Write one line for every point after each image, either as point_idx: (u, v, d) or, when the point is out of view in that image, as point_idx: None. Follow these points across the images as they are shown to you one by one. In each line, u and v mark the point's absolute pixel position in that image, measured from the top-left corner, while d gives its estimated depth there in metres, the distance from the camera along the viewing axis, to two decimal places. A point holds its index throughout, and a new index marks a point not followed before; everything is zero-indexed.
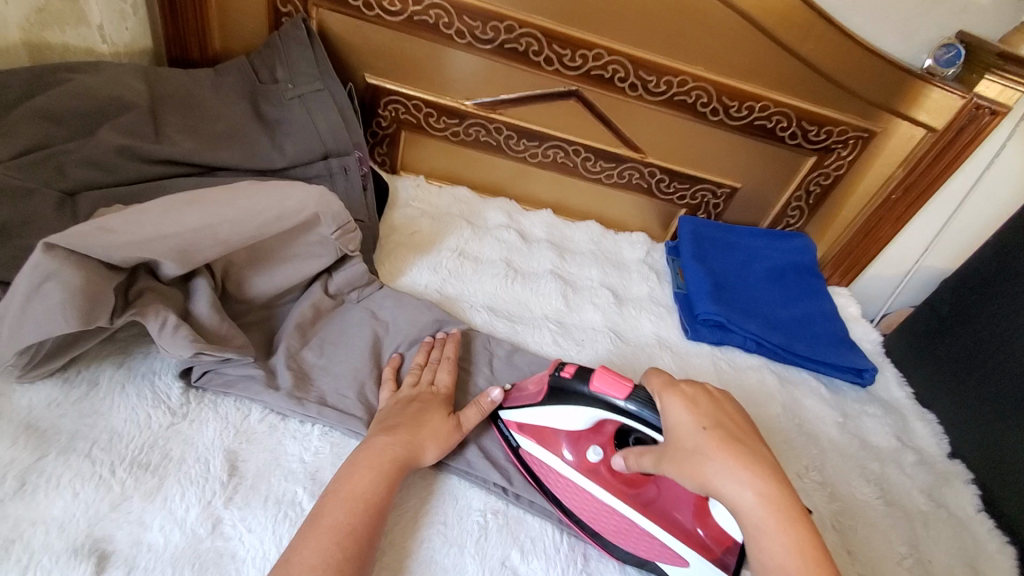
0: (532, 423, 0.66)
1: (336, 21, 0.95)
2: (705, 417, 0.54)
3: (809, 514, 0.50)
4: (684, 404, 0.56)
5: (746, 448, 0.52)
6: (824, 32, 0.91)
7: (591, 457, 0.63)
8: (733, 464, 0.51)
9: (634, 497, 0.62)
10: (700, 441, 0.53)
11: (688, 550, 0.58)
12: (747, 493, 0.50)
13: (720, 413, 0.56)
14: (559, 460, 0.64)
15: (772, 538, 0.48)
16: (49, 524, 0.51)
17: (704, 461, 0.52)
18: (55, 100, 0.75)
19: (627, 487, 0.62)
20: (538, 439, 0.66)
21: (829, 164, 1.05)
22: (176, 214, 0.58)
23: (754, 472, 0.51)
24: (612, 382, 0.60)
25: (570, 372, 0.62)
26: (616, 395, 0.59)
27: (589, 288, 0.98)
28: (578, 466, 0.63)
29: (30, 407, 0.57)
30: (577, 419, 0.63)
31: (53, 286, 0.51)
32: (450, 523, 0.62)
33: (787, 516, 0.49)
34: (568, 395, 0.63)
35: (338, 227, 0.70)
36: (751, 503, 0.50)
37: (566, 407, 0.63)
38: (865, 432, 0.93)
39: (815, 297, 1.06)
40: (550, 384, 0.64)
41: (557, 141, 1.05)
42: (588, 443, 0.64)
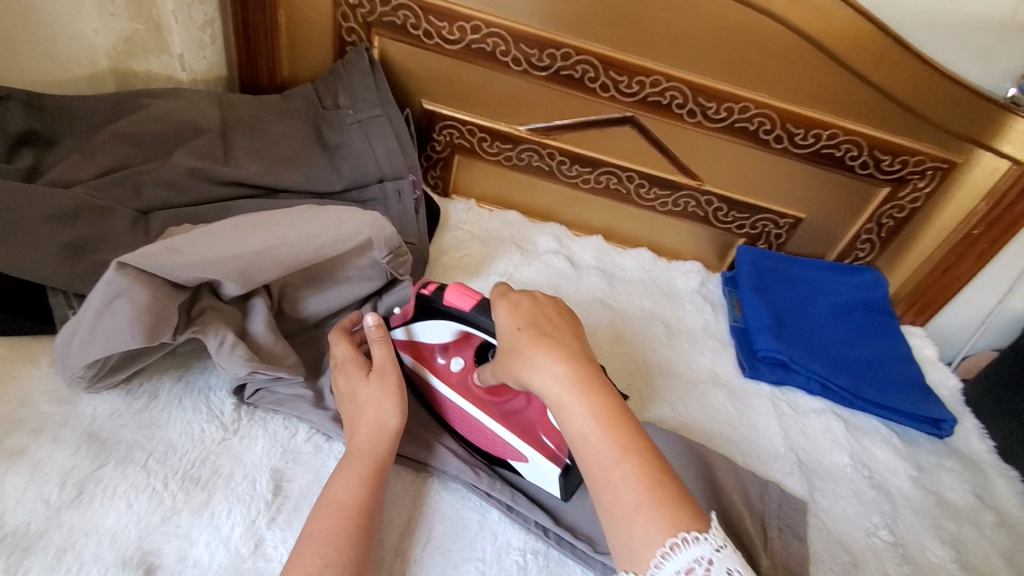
0: (412, 340, 0.70)
1: (397, 49, 0.98)
2: (521, 320, 0.56)
3: (606, 379, 0.51)
4: (503, 314, 0.57)
5: (550, 337, 0.53)
6: (899, 59, 0.87)
7: (456, 367, 0.67)
8: (538, 351, 0.52)
9: (494, 406, 0.66)
10: (515, 340, 0.55)
11: (530, 449, 0.64)
12: (548, 376, 0.51)
13: (539, 315, 0.57)
14: (434, 372, 0.68)
15: (569, 410, 0.49)
16: (103, 534, 0.52)
17: (515, 359, 0.54)
18: (139, 125, 0.81)
19: (489, 397, 0.66)
20: (414, 353, 0.70)
21: (904, 196, 0.99)
22: (240, 235, 0.59)
23: (558, 354, 0.51)
24: (462, 295, 0.63)
25: (432, 289, 0.65)
26: (464, 306, 0.63)
27: (639, 318, 0.95)
28: (443, 376, 0.68)
29: (95, 415, 0.60)
30: (438, 331, 0.66)
31: (124, 303, 0.53)
32: (488, 560, 0.60)
33: (585, 386, 0.50)
34: (431, 311, 0.66)
35: (390, 251, 0.69)
36: (550, 383, 0.50)
37: (429, 322, 0.66)
38: (941, 489, 0.85)
39: (887, 337, 0.99)
40: (415, 304, 0.67)
41: (610, 167, 1.04)
42: (454, 353, 0.68)
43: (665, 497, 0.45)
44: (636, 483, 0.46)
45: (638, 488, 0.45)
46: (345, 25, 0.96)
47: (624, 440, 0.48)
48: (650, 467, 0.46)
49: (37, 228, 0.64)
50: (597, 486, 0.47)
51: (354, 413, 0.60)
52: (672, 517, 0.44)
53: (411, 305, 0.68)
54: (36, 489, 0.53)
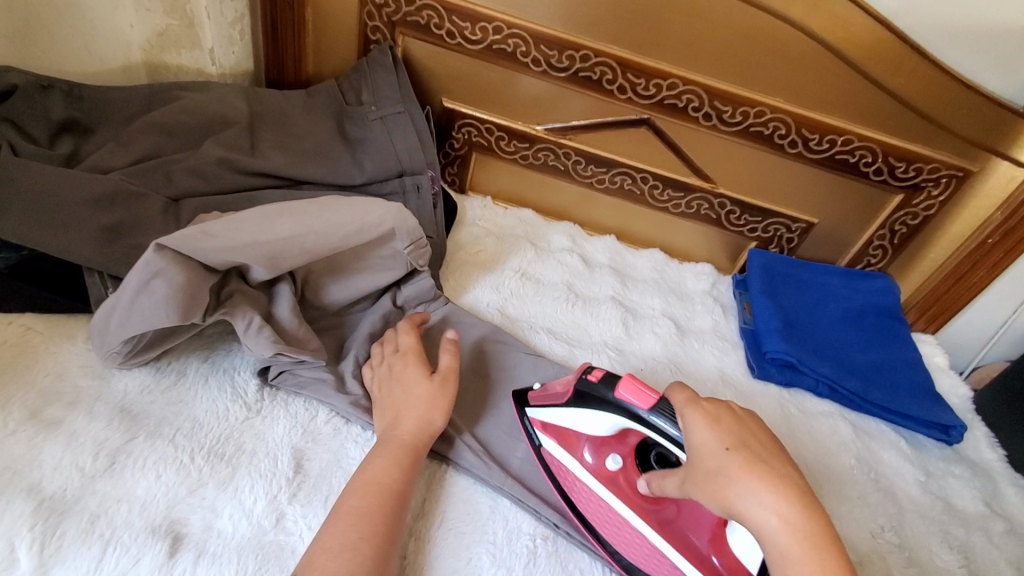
0: (556, 425, 0.67)
1: (420, 48, 1.00)
2: (729, 438, 0.53)
3: (841, 544, 0.49)
4: (705, 422, 0.54)
5: (767, 466, 0.51)
6: (915, 67, 0.88)
7: (613, 465, 0.64)
8: (760, 487, 0.50)
9: (652, 512, 0.62)
10: (724, 461, 0.51)
11: (701, 574, 0.58)
12: (773, 517, 0.49)
13: (746, 435, 0.54)
14: (581, 465, 0.65)
15: (791, 565, 0.48)
16: (134, 502, 0.55)
17: (727, 482, 0.50)
18: (172, 116, 0.84)
19: (646, 502, 0.62)
20: (560, 440, 0.66)
21: (918, 203, 0.99)
22: (269, 223, 0.62)
23: (780, 492, 0.50)
24: (638, 393, 0.59)
25: (597, 378, 0.62)
26: (639, 404, 0.59)
27: (651, 317, 0.97)
28: (596, 472, 0.64)
29: (126, 391, 0.62)
30: (600, 424, 0.63)
31: (160, 283, 0.56)
32: (499, 543, 0.62)
33: (818, 543, 0.48)
34: (595, 400, 0.62)
35: (411, 242, 0.72)
36: (775, 528, 0.49)
37: (591, 412, 0.62)
38: (948, 494, 0.85)
39: (897, 343, 0.99)
40: (574, 387, 0.64)
41: (625, 167, 1.05)
42: (609, 450, 0.65)
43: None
44: None
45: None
46: (370, 23, 0.99)
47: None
48: None
49: (76, 211, 0.67)
50: None
51: (398, 405, 0.63)
52: None
53: (569, 385, 0.65)
54: (71, 458, 0.56)
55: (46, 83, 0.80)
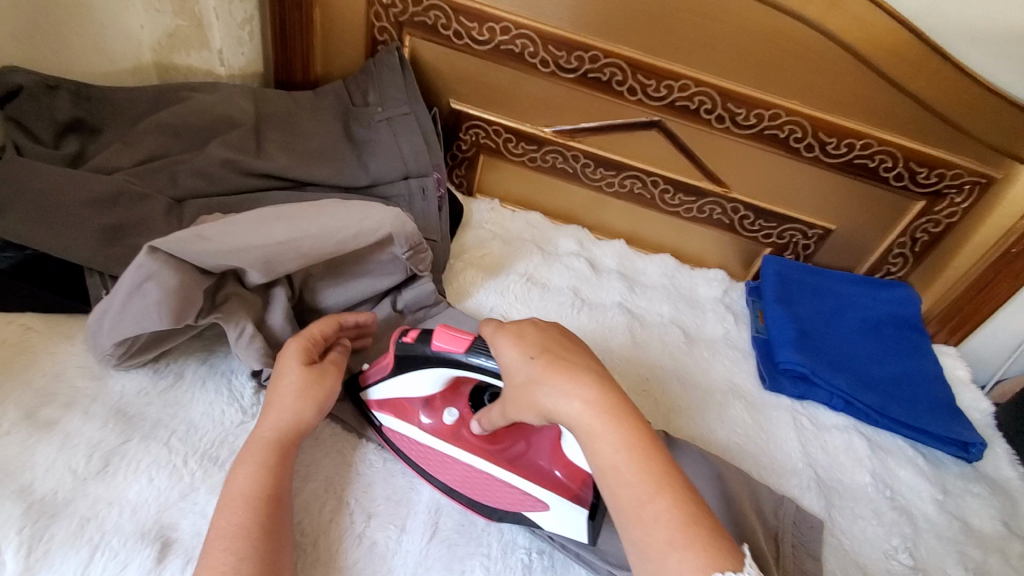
0: (390, 399, 0.65)
1: (428, 49, 0.99)
2: (532, 346, 0.54)
3: (635, 410, 0.51)
4: (510, 340, 0.55)
5: (566, 361, 0.53)
6: (940, 69, 0.84)
7: (449, 419, 0.64)
8: (560, 381, 0.52)
9: (497, 452, 0.63)
10: (530, 370, 0.53)
11: (550, 494, 0.59)
12: (577, 405, 0.51)
13: (545, 339, 0.56)
14: (421, 431, 0.64)
15: (597, 440, 0.50)
16: (125, 506, 0.54)
17: (534, 387, 0.52)
18: (178, 117, 0.84)
19: (490, 444, 0.63)
20: (395, 412, 0.65)
21: (940, 210, 0.95)
22: (266, 226, 0.61)
23: (580, 381, 0.51)
24: (450, 338, 0.59)
25: (413, 336, 0.61)
26: (457, 349, 0.58)
27: (658, 324, 0.95)
28: (437, 431, 0.63)
29: (123, 393, 0.62)
30: (424, 382, 0.62)
31: (154, 285, 0.55)
32: (493, 556, 0.60)
33: (614, 414, 0.50)
34: (416, 359, 0.61)
35: (410, 248, 0.70)
36: (581, 413, 0.50)
37: (414, 372, 0.62)
38: (967, 514, 0.81)
39: (916, 356, 0.95)
40: (396, 352, 0.63)
41: (634, 171, 1.03)
42: (446, 405, 0.65)
43: (699, 536, 0.45)
44: (666, 519, 0.46)
45: (671, 527, 0.46)
46: (378, 24, 0.98)
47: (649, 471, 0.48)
48: (684, 500, 0.47)
49: (78, 211, 0.67)
50: (630, 522, 0.47)
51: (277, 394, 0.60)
52: (706, 556, 0.44)
53: (390, 353, 0.64)
54: (66, 459, 0.56)
55: (53, 83, 0.80)
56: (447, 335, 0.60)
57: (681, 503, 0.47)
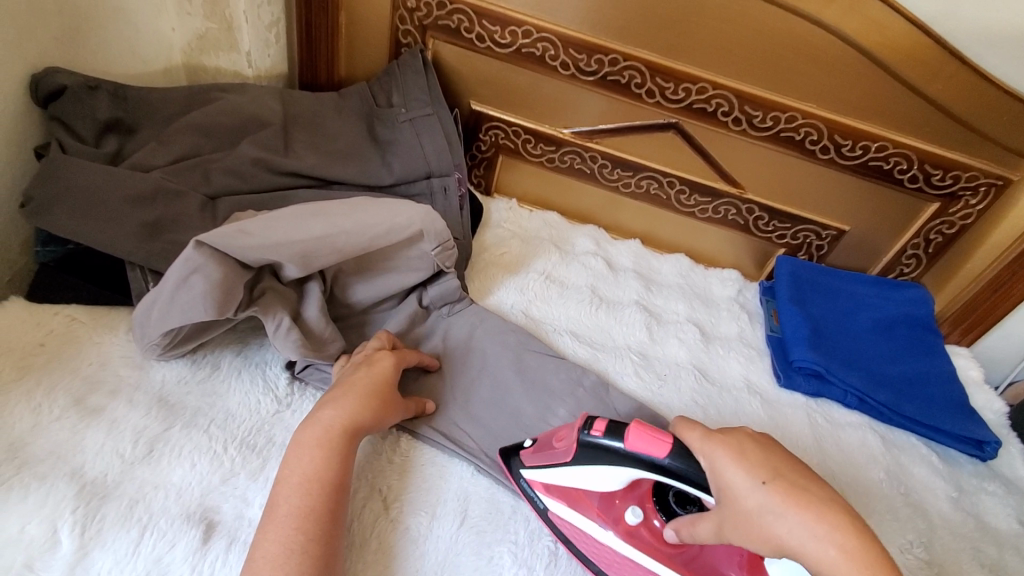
0: (564, 487, 0.62)
1: (450, 51, 1.01)
2: (762, 470, 0.52)
3: (893, 565, 0.48)
4: (732, 458, 0.53)
5: (810, 493, 0.51)
6: (955, 72, 0.86)
7: (632, 519, 0.61)
8: (802, 514, 0.50)
9: (676, 557, 0.61)
10: (765, 497, 0.51)
11: None
12: (830, 550, 0.48)
13: (778, 462, 0.54)
14: (598, 528, 0.61)
15: None
16: (169, 489, 0.57)
17: (767, 517, 0.50)
18: (209, 117, 0.87)
19: (672, 550, 0.61)
20: (571, 502, 0.62)
21: (954, 212, 0.97)
22: (303, 223, 0.64)
23: (829, 520, 0.49)
24: (651, 440, 0.55)
25: (602, 430, 0.58)
26: (656, 454, 0.55)
27: (675, 323, 0.96)
28: (621, 532, 0.61)
29: (164, 381, 0.65)
30: (611, 480, 0.59)
31: (199, 278, 0.58)
32: (520, 542, 0.62)
33: (878, 574, 0.47)
34: (605, 456, 0.58)
35: (438, 244, 0.73)
36: (836, 560, 0.48)
37: (602, 471, 0.58)
38: (981, 512, 0.83)
39: (930, 355, 0.97)
40: (580, 443, 0.59)
41: (651, 171, 1.05)
42: (627, 504, 0.63)
43: None
44: None
45: None
46: (402, 27, 1.01)
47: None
48: None
49: (120, 207, 0.69)
50: None
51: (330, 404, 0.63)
52: None
53: (569, 440, 0.60)
54: (113, 444, 0.58)
55: (93, 84, 0.82)
56: (642, 433, 0.56)
57: None
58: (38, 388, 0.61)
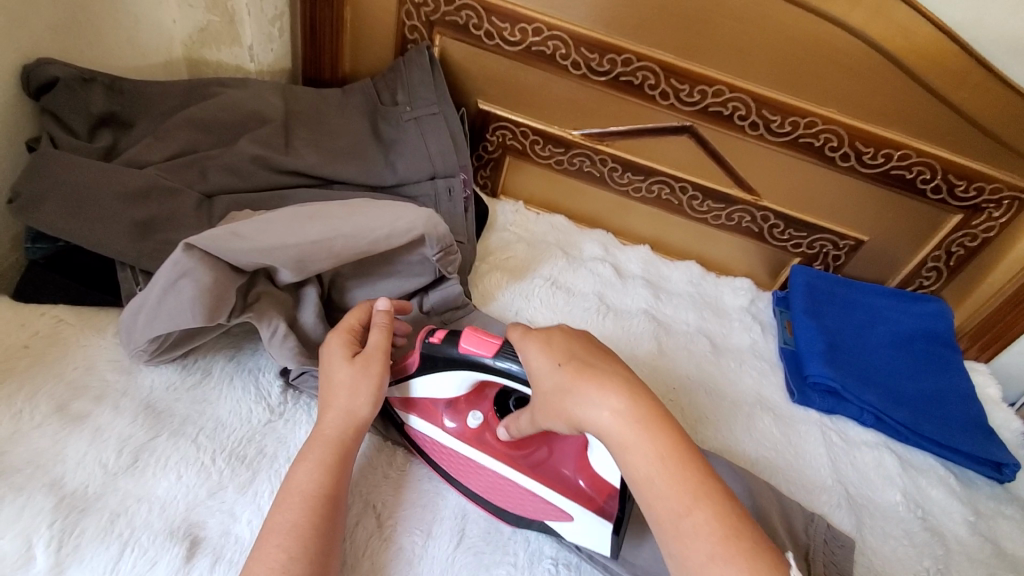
0: (417, 400, 0.65)
1: (457, 49, 0.98)
2: (560, 354, 0.56)
3: (673, 420, 0.52)
4: (539, 348, 0.57)
5: (597, 369, 0.54)
6: (984, 80, 0.82)
7: (473, 422, 0.64)
8: (591, 388, 0.53)
9: (519, 459, 0.62)
10: (557, 377, 0.54)
11: (575, 503, 0.58)
12: (643, 421, 0.51)
13: (570, 345, 0.57)
14: (440, 431, 0.64)
15: (631, 450, 0.50)
16: (153, 502, 0.54)
17: (563, 395, 0.53)
18: (208, 112, 0.84)
19: (512, 450, 0.62)
20: (422, 412, 0.65)
21: (978, 224, 0.93)
22: (300, 225, 0.61)
23: (610, 388, 0.52)
24: (480, 341, 0.59)
25: (441, 337, 0.61)
26: (485, 353, 0.59)
27: (684, 333, 0.93)
28: (460, 433, 0.63)
29: (152, 388, 0.62)
30: (451, 385, 0.62)
31: (188, 282, 0.55)
32: (520, 565, 0.59)
33: (649, 424, 0.51)
34: (439, 361, 0.61)
35: (441, 249, 0.70)
36: (609, 420, 0.51)
37: (441, 374, 0.62)
38: (1001, 537, 0.79)
39: (950, 372, 0.93)
40: (422, 354, 0.62)
41: (663, 176, 1.02)
42: (470, 409, 0.65)
43: (743, 549, 0.46)
44: (710, 532, 0.47)
45: (712, 537, 0.47)
46: (409, 23, 0.98)
47: (693, 476, 0.49)
48: (721, 508, 0.48)
49: (112, 205, 0.67)
50: (668, 534, 0.48)
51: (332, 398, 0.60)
52: (750, 566, 0.45)
53: (416, 354, 0.63)
54: (96, 454, 0.56)
55: (88, 76, 0.79)
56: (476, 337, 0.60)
57: (726, 508, 0.48)
58: (19, 393, 0.58)
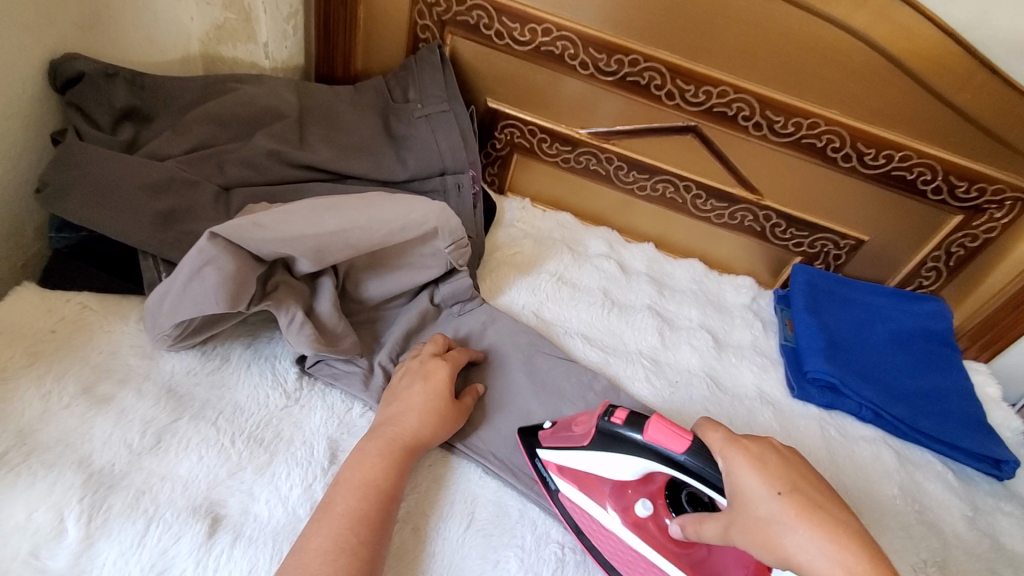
0: (576, 470, 0.63)
1: (468, 48, 1.00)
2: (779, 481, 0.50)
3: None
4: (751, 466, 0.51)
5: (827, 512, 0.48)
6: (985, 83, 0.84)
7: (642, 512, 0.61)
8: (814, 531, 0.47)
9: (682, 556, 0.60)
10: (775, 508, 0.48)
11: None
12: (836, 569, 0.45)
13: (789, 471, 0.51)
14: (604, 514, 0.62)
15: None
16: (176, 481, 0.56)
17: (778, 529, 0.47)
18: (225, 107, 0.86)
19: (677, 546, 0.60)
20: (580, 485, 0.63)
21: (978, 225, 0.95)
22: (318, 217, 0.63)
23: (842, 541, 0.46)
24: (670, 434, 0.55)
25: (623, 419, 0.58)
26: (674, 448, 0.55)
27: (688, 329, 0.95)
28: (626, 521, 0.61)
29: (173, 372, 0.64)
30: (628, 469, 0.59)
31: (212, 270, 0.57)
32: (527, 547, 0.62)
33: None
34: (624, 444, 0.58)
35: (452, 242, 0.72)
36: (833, 575, 0.45)
37: (618, 456, 0.59)
38: (996, 531, 0.81)
39: (947, 370, 0.95)
40: (598, 428, 0.60)
41: (667, 175, 1.04)
42: (637, 496, 0.62)
43: None
44: None
45: None
46: (420, 22, 1.00)
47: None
48: None
49: (134, 196, 0.69)
50: None
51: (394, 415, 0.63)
52: None
53: (591, 425, 0.61)
54: (120, 434, 0.58)
55: (111, 71, 0.81)
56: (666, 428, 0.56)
57: None
58: (48, 374, 0.60)
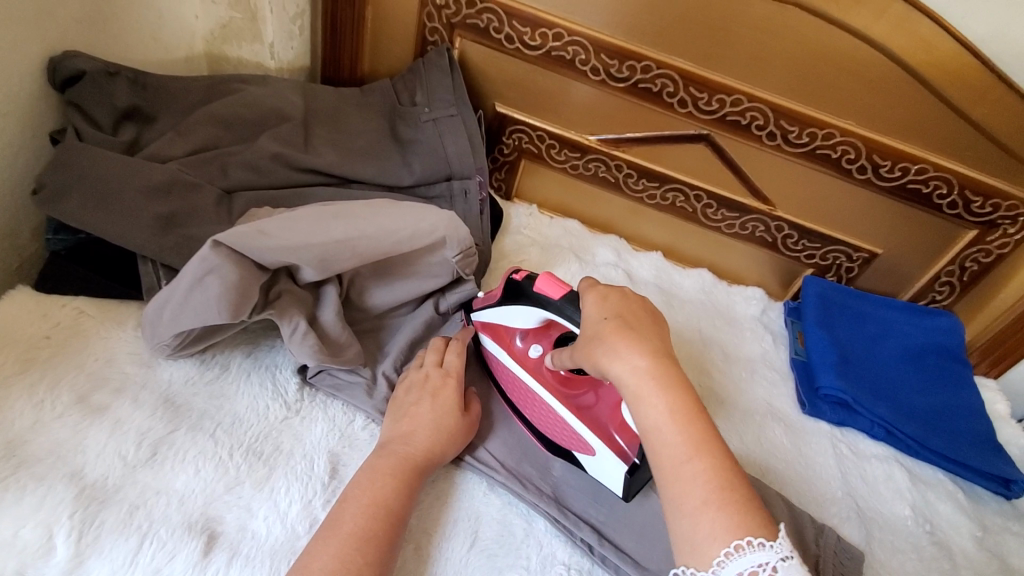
0: (491, 323, 0.71)
1: (477, 52, 0.99)
2: (608, 308, 0.57)
3: (688, 380, 0.53)
4: (593, 300, 0.59)
5: (636, 330, 0.55)
6: (1005, 96, 0.82)
7: (534, 353, 0.68)
8: (623, 343, 0.54)
9: (568, 397, 0.66)
10: (599, 327, 0.56)
11: (600, 443, 0.62)
12: (637, 365, 0.53)
13: (626, 307, 0.58)
14: (509, 353, 0.70)
15: (645, 401, 0.52)
16: (172, 496, 0.55)
17: (595, 342, 0.55)
18: (229, 109, 0.85)
19: (562, 386, 0.67)
20: (494, 336, 0.71)
21: (992, 240, 0.93)
22: (324, 225, 0.62)
23: (639, 347, 0.53)
24: (552, 284, 0.63)
25: (523, 276, 0.66)
26: (554, 295, 0.62)
27: (696, 340, 0.93)
28: (523, 362, 0.69)
29: (170, 381, 0.63)
30: (522, 318, 0.67)
31: (214, 278, 0.56)
32: (533, 569, 0.60)
33: (665, 384, 0.52)
34: (517, 296, 0.66)
35: (460, 252, 0.71)
36: (627, 374, 0.53)
37: (514, 307, 0.67)
38: (1008, 554, 0.79)
39: (960, 387, 0.93)
40: (503, 285, 0.69)
41: (678, 184, 1.02)
42: (535, 341, 0.69)
43: (733, 499, 0.47)
44: (707, 482, 0.48)
45: (709, 490, 0.48)
46: (429, 25, 0.98)
47: (699, 436, 0.50)
48: (720, 465, 0.49)
49: (134, 199, 0.67)
50: (667, 481, 0.50)
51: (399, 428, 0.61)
52: (739, 525, 0.46)
53: (500, 287, 0.69)
54: (115, 446, 0.56)
55: (113, 69, 0.80)
56: (552, 282, 0.64)
57: (724, 468, 0.50)
58: (41, 383, 0.59)
